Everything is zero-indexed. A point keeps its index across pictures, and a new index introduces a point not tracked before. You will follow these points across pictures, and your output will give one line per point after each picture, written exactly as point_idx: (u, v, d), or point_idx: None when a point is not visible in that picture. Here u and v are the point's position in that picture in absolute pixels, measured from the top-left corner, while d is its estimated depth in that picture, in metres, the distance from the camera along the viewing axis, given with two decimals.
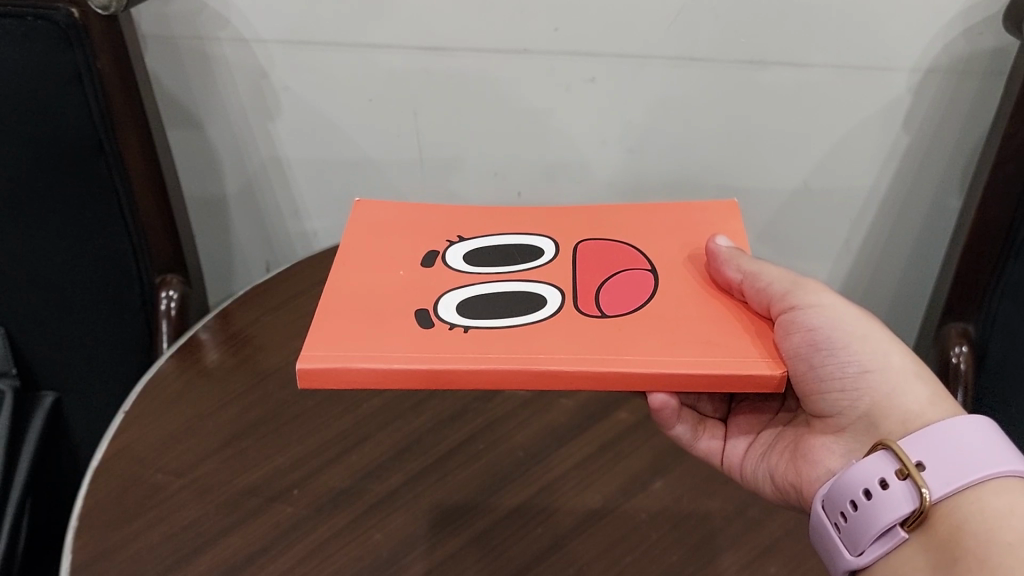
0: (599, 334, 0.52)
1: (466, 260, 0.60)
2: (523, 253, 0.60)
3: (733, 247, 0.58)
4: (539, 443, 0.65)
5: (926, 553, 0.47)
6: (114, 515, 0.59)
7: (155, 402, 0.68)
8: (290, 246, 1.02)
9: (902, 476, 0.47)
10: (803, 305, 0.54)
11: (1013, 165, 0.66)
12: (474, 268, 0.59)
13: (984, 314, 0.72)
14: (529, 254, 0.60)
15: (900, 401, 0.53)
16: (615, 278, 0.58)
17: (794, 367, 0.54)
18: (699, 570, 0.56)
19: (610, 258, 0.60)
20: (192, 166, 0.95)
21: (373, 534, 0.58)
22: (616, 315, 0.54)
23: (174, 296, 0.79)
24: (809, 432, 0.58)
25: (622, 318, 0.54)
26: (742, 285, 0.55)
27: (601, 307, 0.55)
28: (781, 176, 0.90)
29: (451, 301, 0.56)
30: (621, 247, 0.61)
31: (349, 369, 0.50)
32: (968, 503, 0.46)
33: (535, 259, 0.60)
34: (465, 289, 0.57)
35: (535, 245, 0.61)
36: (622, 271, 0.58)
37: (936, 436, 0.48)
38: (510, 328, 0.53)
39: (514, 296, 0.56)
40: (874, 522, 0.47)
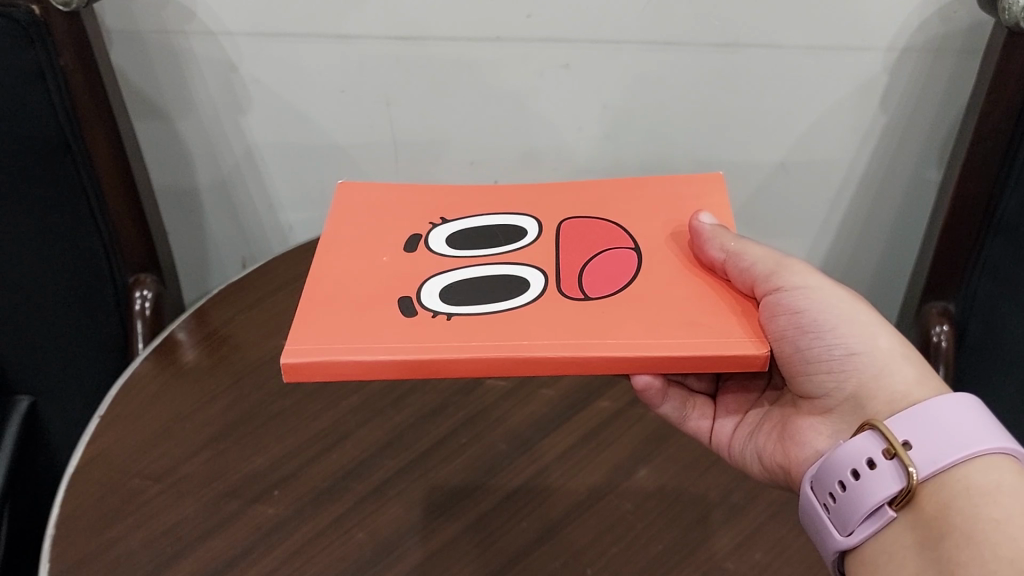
0: (586, 316, 0.52)
1: (448, 244, 0.59)
2: (504, 231, 0.60)
3: (717, 224, 0.57)
4: (521, 438, 0.64)
5: (913, 531, 0.47)
6: (91, 521, 0.58)
7: (131, 406, 0.67)
8: (266, 241, 1.01)
9: (889, 456, 0.47)
10: (788, 286, 0.53)
11: (990, 144, 0.66)
12: (457, 251, 0.58)
13: (962, 291, 0.72)
14: (512, 233, 0.60)
15: (887, 381, 0.52)
16: (600, 259, 0.57)
17: (779, 346, 0.54)
18: (686, 558, 0.56)
19: (595, 237, 0.59)
20: (162, 162, 0.93)
21: (356, 533, 0.58)
22: (601, 297, 0.53)
23: (148, 296, 0.78)
24: (795, 413, 0.58)
25: (607, 300, 0.53)
26: (725, 264, 0.55)
27: (586, 290, 0.54)
28: (760, 157, 0.89)
29: (434, 287, 0.55)
30: (606, 225, 0.60)
31: (335, 362, 0.49)
32: (953, 481, 0.46)
33: (516, 237, 0.59)
34: (448, 274, 0.56)
35: (517, 224, 0.60)
36: (606, 252, 0.58)
37: (923, 415, 0.48)
38: (494, 314, 0.52)
39: (497, 277, 0.55)
40: (863, 502, 0.47)
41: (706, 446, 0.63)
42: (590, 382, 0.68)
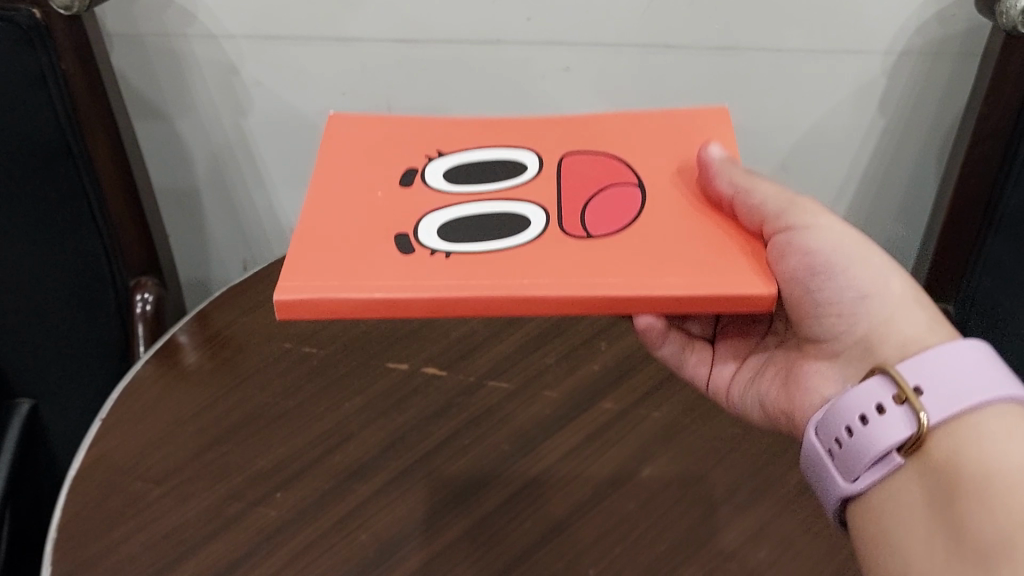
0: (585, 252, 0.52)
1: (447, 180, 0.59)
2: (503, 169, 0.60)
3: (725, 157, 0.57)
4: (524, 438, 0.64)
5: (921, 479, 0.47)
6: (94, 524, 0.58)
7: (134, 409, 0.67)
8: (267, 244, 1.01)
9: (899, 401, 0.47)
10: (800, 225, 0.53)
11: (989, 144, 0.66)
12: (456, 188, 0.58)
13: (963, 290, 0.72)
14: (511, 167, 0.60)
15: (897, 327, 0.53)
16: (599, 195, 0.57)
17: (789, 287, 0.54)
18: (688, 558, 0.56)
19: (595, 173, 0.59)
20: (163, 165, 0.93)
21: (360, 534, 0.58)
22: (601, 234, 0.54)
23: (149, 299, 0.79)
24: (800, 358, 0.59)
25: (608, 236, 0.53)
26: (734, 200, 0.55)
27: (586, 225, 0.54)
28: (761, 158, 0.89)
29: (432, 223, 0.55)
30: (609, 161, 0.60)
31: (331, 298, 0.49)
32: (960, 431, 0.46)
33: (513, 174, 0.59)
34: (448, 211, 0.56)
35: (515, 156, 0.61)
36: (607, 189, 0.58)
37: (932, 364, 0.47)
38: (494, 253, 0.52)
39: (496, 216, 0.55)
40: (870, 446, 0.47)
41: (709, 446, 0.63)
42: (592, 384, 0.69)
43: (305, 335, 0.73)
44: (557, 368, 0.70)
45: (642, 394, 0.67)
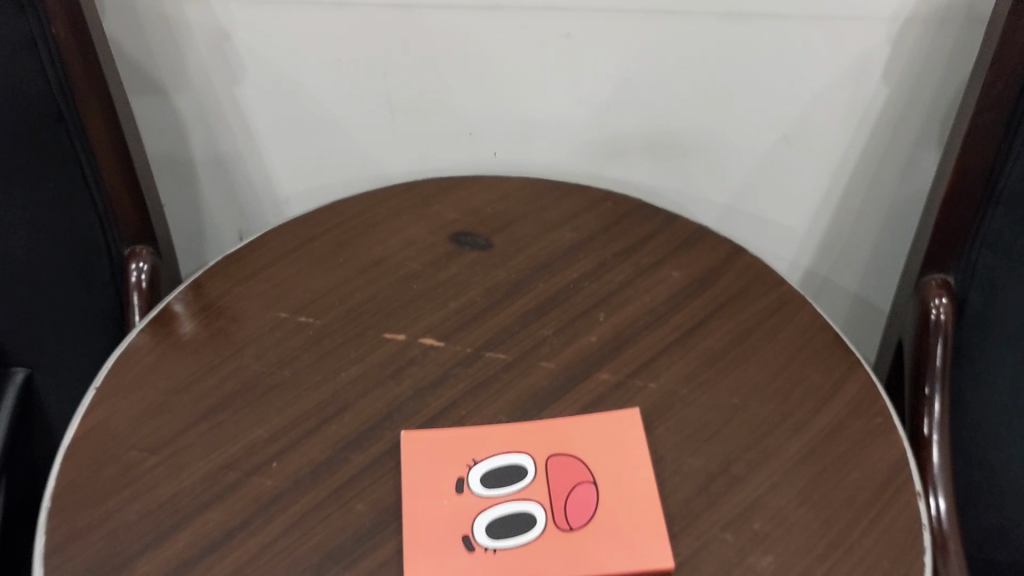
0: (617, 542, 0.55)
1: (486, 470, 0.60)
2: (511, 471, 0.59)
3: None
4: (521, 408, 0.64)
5: None
6: (89, 493, 0.58)
7: (128, 377, 0.66)
8: (264, 215, 1.00)
9: None
10: None
11: (994, 113, 0.65)
12: (497, 466, 0.60)
13: (961, 263, 0.72)
14: (522, 476, 0.59)
15: None
16: (633, 479, 0.59)
17: None
18: (685, 527, 0.56)
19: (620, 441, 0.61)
20: (157, 135, 0.92)
21: (356, 504, 0.58)
22: (639, 513, 0.57)
23: (144, 268, 0.77)
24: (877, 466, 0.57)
25: (645, 517, 0.56)
26: None
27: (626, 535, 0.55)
28: (758, 130, 0.88)
29: (482, 526, 0.56)
30: (632, 435, 0.62)
31: (426, 554, 0.54)
32: None
33: (526, 478, 0.59)
34: (494, 482, 0.59)
35: (523, 462, 0.60)
36: (636, 452, 0.61)
37: None
38: (546, 546, 0.55)
39: (540, 509, 0.57)
40: None
41: (706, 416, 0.63)
42: (590, 355, 0.68)
43: (301, 305, 0.73)
44: (555, 339, 0.70)
45: (639, 366, 0.67)
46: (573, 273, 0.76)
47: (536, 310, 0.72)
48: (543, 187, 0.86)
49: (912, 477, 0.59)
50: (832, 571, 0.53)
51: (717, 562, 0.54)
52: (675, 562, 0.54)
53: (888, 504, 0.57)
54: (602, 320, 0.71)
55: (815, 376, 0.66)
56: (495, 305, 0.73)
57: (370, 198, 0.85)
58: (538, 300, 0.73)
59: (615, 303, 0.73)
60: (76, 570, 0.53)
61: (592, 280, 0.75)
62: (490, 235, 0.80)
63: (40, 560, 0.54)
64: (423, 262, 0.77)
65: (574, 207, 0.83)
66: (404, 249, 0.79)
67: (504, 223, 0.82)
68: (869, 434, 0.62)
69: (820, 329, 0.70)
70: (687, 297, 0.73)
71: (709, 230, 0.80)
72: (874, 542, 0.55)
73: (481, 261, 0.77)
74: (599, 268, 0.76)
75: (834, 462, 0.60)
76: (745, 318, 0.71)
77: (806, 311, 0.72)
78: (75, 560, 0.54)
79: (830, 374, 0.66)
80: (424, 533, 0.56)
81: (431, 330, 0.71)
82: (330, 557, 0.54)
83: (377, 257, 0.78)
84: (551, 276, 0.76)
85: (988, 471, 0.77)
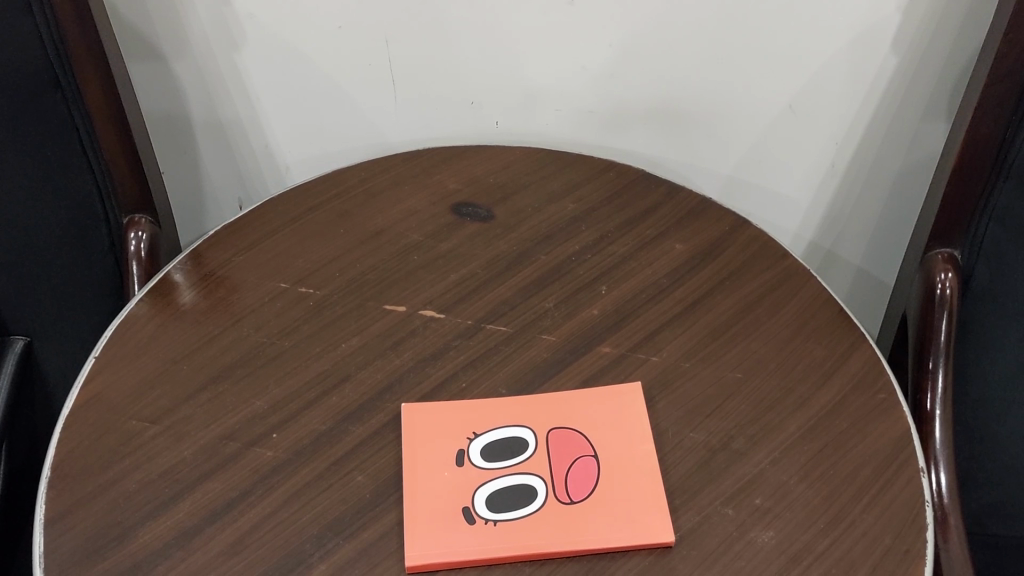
0: (618, 516, 0.55)
1: (487, 443, 0.59)
2: (512, 444, 0.59)
3: None
4: (522, 380, 0.64)
5: None
6: (88, 463, 0.58)
7: (128, 346, 0.66)
8: (264, 184, 0.99)
9: None
10: None
11: (1004, 86, 0.64)
12: (499, 439, 0.59)
13: (970, 237, 0.71)
14: (523, 450, 0.59)
15: None
16: (635, 454, 0.59)
17: None
18: (686, 501, 0.56)
19: (621, 415, 0.61)
20: (156, 102, 0.91)
21: (356, 475, 0.58)
22: (640, 488, 0.56)
23: (142, 237, 0.76)
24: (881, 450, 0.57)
25: (646, 492, 0.56)
26: None
27: (627, 511, 0.55)
28: (762, 101, 0.87)
29: (483, 499, 0.56)
30: (634, 409, 0.61)
31: (428, 527, 0.54)
32: None
33: (526, 452, 0.59)
34: (495, 456, 0.58)
35: (523, 435, 0.60)
36: (637, 427, 0.60)
37: None
38: (546, 520, 0.54)
39: (541, 483, 0.57)
40: None
41: (708, 390, 0.63)
42: (591, 328, 0.68)
43: (301, 275, 0.72)
44: (557, 312, 0.69)
45: (641, 339, 0.67)
46: (575, 245, 0.75)
47: (537, 282, 0.72)
48: (545, 157, 0.85)
49: (915, 452, 0.59)
50: (833, 545, 0.53)
51: (718, 537, 0.54)
52: (676, 536, 0.54)
53: (890, 479, 0.57)
54: (605, 292, 0.71)
55: (819, 351, 0.66)
56: (496, 277, 0.72)
57: (371, 167, 0.84)
58: (539, 272, 0.73)
59: (617, 275, 0.72)
60: (75, 539, 0.53)
61: (594, 252, 0.75)
62: (491, 206, 0.79)
63: (39, 529, 0.54)
64: (424, 233, 0.77)
65: (576, 178, 0.82)
66: (405, 220, 0.78)
67: (506, 193, 0.81)
68: (872, 409, 0.61)
69: (824, 303, 0.70)
70: (690, 270, 0.73)
71: (714, 203, 0.80)
72: (876, 518, 0.54)
73: (483, 232, 0.77)
74: (602, 240, 0.76)
75: (836, 437, 0.59)
76: (748, 291, 0.71)
77: (810, 285, 0.71)
78: (74, 529, 0.54)
79: (833, 348, 0.66)
80: (424, 506, 0.55)
81: (432, 302, 0.70)
82: (330, 529, 0.54)
83: (377, 227, 0.77)
84: (553, 248, 0.75)
85: (990, 446, 0.77)
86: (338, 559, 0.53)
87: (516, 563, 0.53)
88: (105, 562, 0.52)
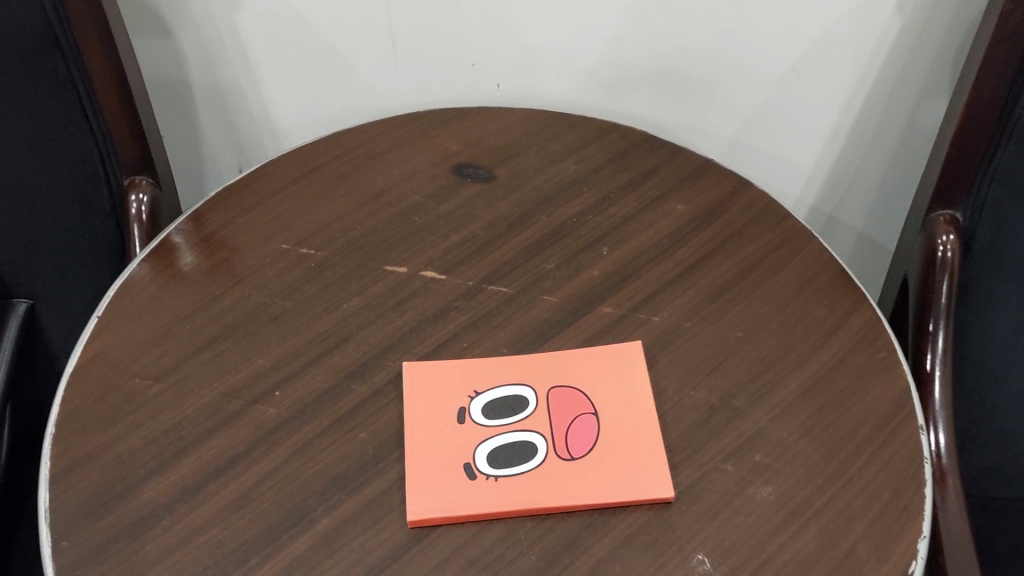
0: (616, 472, 0.55)
1: (488, 402, 0.59)
2: (513, 402, 0.59)
3: None
4: (523, 340, 0.64)
5: None
6: (92, 420, 0.58)
7: (129, 306, 0.66)
8: (263, 147, 0.99)
9: None
10: None
11: (1009, 45, 0.64)
12: (498, 398, 0.60)
13: (972, 199, 0.71)
14: (523, 407, 0.59)
15: None
16: (635, 413, 0.59)
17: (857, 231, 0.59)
18: (687, 458, 0.56)
19: (620, 374, 0.61)
20: (156, 65, 0.90)
21: (358, 433, 0.58)
22: (640, 445, 0.57)
23: (144, 199, 0.76)
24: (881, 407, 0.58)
25: (645, 448, 0.56)
26: None
27: (626, 468, 0.55)
28: (765, 64, 0.87)
29: (483, 456, 0.56)
30: (635, 368, 0.62)
31: (429, 485, 0.54)
32: None
33: (526, 409, 0.59)
34: (496, 414, 0.59)
35: (524, 393, 0.60)
36: (637, 385, 0.61)
37: None
38: (546, 476, 0.55)
39: (540, 441, 0.57)
40: None
41: (709, 349, 0.63)
42: (592, 289, 0.68)
43: (302, 237, 0.72)
44: (558, 273, 0.69)
45: (642, 299, 0.67)
46: (576, 205, 0.75)
47: (538, 244, 0.72)
48: (546, 119, 0.85)
49: (915, 410, 0.59)
50: (831, 501, 0.53)
51: (717, 492, 0.54)
52: (675, 492, 0.54)
53: (891, 437, 0.57)
54: (606, 253, 0.71)
55: (820, 311, 0.66)
56: (498, 238, 0.72)
57: (371, 129, 0.84)
58: (541, 233, 0.73)
59: (618, 237, 0.72)
60: (80, 494, 0.54)
61: (595, 213, 0.75)
62: (493, 168, 0.79)
63: (44, 485, 0.54)
64: (425, 195, 0.76)
65: (578, 140, 0.82)
66: (406, 181, 0.78)
67: (507, 155, 0.81)
68: (873, 368, 0.62)
69: (825, 265, 0.70)
70: (691, 231, 0.73)
71: (715, 165, 0.79)
72: (875, 474, 0.55)
73: (484, 194, 0.76)
74: (603, 202, 0.76)
75: (836, 396, 0.60)
76: (749, 252, 0.71)
77: (811, 247, 0.71)
78: (79, 485, 0.54)
79: (833, 308, 0.66)
80: (425, 462, 0.56)
81: (433, 263, 0.70)
82: (332, 484, 0.55)
83: (378, 188, 0.77)
84: (555, 210, 0.75)
85: (989, 409, 0.78)
86: (341, 514, 0.53)
87: (517, 518, 0.53)
88: (109, 517, 0.52)
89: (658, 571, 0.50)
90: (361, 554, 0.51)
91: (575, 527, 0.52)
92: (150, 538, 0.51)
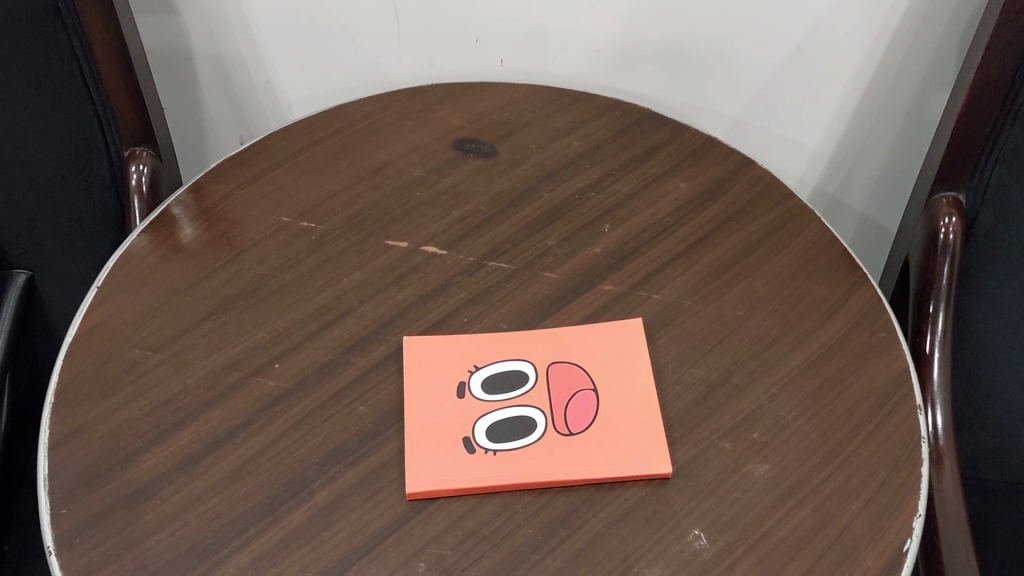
0: (615, 448, 0.55)
1: (488, 377, 0.60)
2: (513, 377, 0.60)
3: None
4: (524, 316, 0.64)
5: None
6: (91, 390, 0.58)
7: (129, 276, 0.66)
8: (265, 120, 0.98)
9: None
10: None
11: (1016, 25, 0.63)
12: (499, 373, 0.60)
13: (974, 180, 0.71)
14: (523, 382, 0.59)
15: None
16: (634, 389, 0.59)
17: None
18: (685, 435, 0.56)
19: (620, 351, 0.61)
20: (157, 37, 0.89)
21: (358, 406, 0.58)
22: (638, 421, 0.57)
23: (144, 170, 0.76)
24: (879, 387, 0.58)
25: (643, 425, 0.56)
26: None
27: (624, 443, 0.55)
28: (769, 43, 0.86)
29: (482, 431, 0.56)
30: (635, 345, 0.62)
31: (429, 459, 0.54)
32: None
33: (526, 384, 0.59)
34: (495, 389, 0.59)
35: (524, 368, 0.60)
36: (636, 362, 0.61)
37: None
38: (544, 451, 0.55)
39: (539, 416, 0.57)
40: None
41: (709, 328, 0.63)
42: (593, 266, 0.68)
43: (304, 209, 0.72)
44: (560, 250, 0.69)
45: (643, 277, 0.67)
46: (578, 182, 0.75)
47: (540, 220, 0.72)
48: (549, 96, 0.84)
49: (913, 390, 0.59)
50: (828, 479, 0.54)
51: (715, 468, 0.54)
52: (673, 469, 0.54)
53: (888, 416, 0.57)
54: (608, 230, 0.71)
55: (820, 290, 0.66)
56: (499, 214, 0.72)
57: (373, 103, 0.83)
58: (542, 209, 0.73)
59: (620, 214, 0.72)
60: (80, 463, 0.54)
61: (598, 190, 0.74)
62: (495, 143, 0.79)
63: (43, 453, 0.54)
64: (427, 169, 0.76)
65: (581, 117, 0.82)
66: (408, 156, 0.77)
67: (509, 130, 0.80)
68: (872, 348, 0.62)
69: (827, 244, 0.70)
70: (693, 210, 0.73)
71: (718, 143, 0.79)
72: (872, 453, 0.55)
73: (485, 169, 0.76)
74: (605, 179, 0.75)
75: (835, 375, 0.60)
76: (751, 230, 0.71)
77: (813, 226, 0.71)
78: (78, 454, 0.54)
79: (834, 288, 0.66)
80: (425, 436, 0.56)
81: (434, 238, 0.70)
82: (331, 457, 0.55)
83: (380, 162, 0.77)
84: (557, 186, 0.75)
85: (987, 391, 0.78)
86: (340, 486, 0.53)
87: (515, 492, 0.53)
88: (108, 486, 0.53)
89: (654, 545, 0.50)
90: (359, 525, 0.51)
91: (574, 501, 0.53)
92: (149, 507, 0.52)
